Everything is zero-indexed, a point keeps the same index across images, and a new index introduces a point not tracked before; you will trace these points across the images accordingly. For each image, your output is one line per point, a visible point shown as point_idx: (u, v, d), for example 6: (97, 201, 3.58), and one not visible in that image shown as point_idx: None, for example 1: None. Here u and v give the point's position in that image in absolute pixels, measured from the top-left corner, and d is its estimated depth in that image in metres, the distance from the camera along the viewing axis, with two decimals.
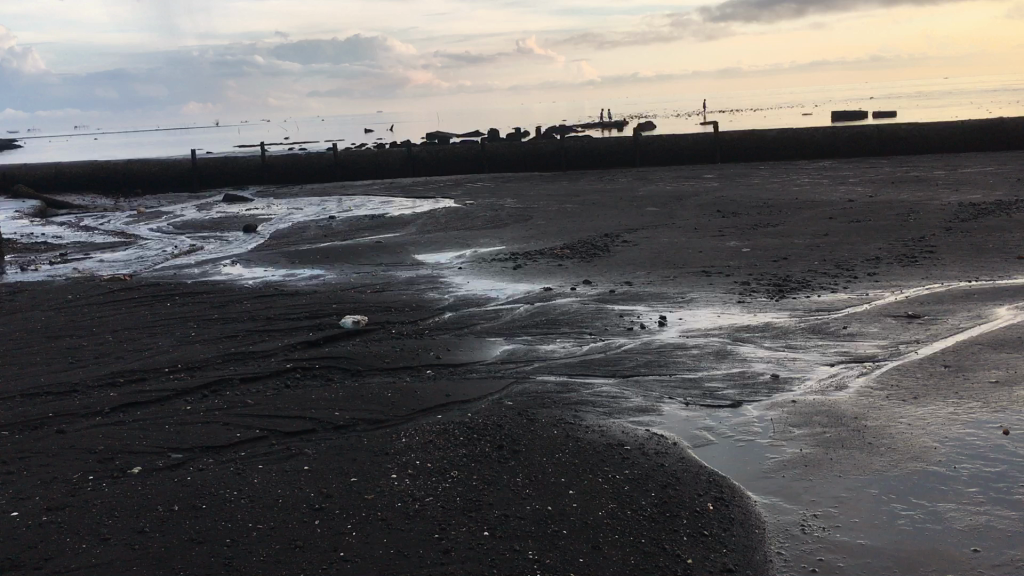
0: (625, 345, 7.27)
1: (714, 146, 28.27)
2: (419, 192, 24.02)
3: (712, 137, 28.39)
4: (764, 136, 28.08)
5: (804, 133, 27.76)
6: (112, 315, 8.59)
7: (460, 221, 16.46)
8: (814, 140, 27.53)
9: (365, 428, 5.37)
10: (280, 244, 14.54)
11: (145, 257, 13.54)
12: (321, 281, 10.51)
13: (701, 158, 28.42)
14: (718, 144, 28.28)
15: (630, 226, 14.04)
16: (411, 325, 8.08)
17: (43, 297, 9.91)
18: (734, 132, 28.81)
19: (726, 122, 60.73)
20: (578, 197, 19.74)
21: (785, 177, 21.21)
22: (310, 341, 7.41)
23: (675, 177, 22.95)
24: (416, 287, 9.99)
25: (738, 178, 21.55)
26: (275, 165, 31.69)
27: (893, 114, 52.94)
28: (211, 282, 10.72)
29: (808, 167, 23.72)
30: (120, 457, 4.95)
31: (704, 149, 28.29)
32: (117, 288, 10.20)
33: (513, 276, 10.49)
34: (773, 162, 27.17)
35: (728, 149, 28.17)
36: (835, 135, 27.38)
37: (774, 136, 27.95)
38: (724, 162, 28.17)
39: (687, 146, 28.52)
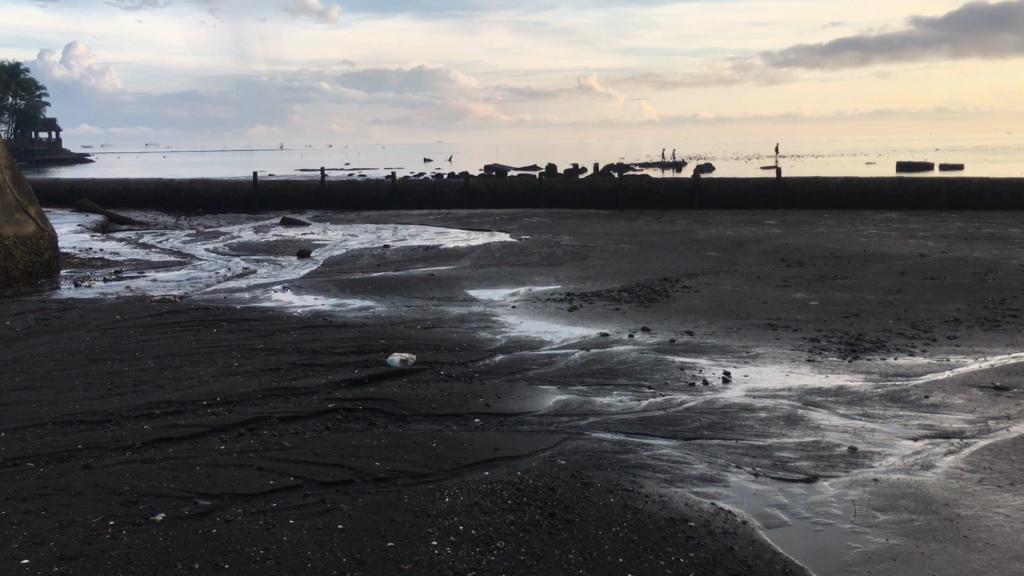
0: (686, 403, 6.80)
1: (778, 191, 27.64)
2: (475, 224, 23.81)
3: (776, 182, 27.77)
4: (829, 184, 27.39)
5: (872, 183, 27.02)
6: (156, 339, 8.37)
7: (515, 257, 16.14)
8: (881, 190, 26.79)
9: (406, 482, 4.99)
10: (332, 271, 14.34)
11: (198, 278, 13.42)
12: (371, 313, 10.22)
13: (763, 203, 27.81)
14: (782, 190, 27.65)
15: (690, 271, 13.58)
16: (461, 367, 7.70)
17: (92, 315, 9.77)
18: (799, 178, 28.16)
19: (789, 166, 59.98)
20: (636, 237, 19.31)
21: (852, 227, 20.56)
22: (355, 379, 7.07)
23: (736, 221, 22.43)
24: (467, 326, 9.63)
25: (803, 226, 20.95)
26: (333, 191, 31.79)
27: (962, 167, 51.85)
28: (260, 308, 10.49)
29: (875, 218, 23.03)
30: (145, 501, 4.63)
31: (767, 194, 27.68)
32: (165, 310, 10.02)
33: (568, 318, 10.09)
34: (839, 211, 26.45)
35: (791, 195, 27.53)
36: (904, 186, 26.58)
37: (841, 184, 27.25)
38: (787, 208, 27.52)
39: (750, 190, 27.95)
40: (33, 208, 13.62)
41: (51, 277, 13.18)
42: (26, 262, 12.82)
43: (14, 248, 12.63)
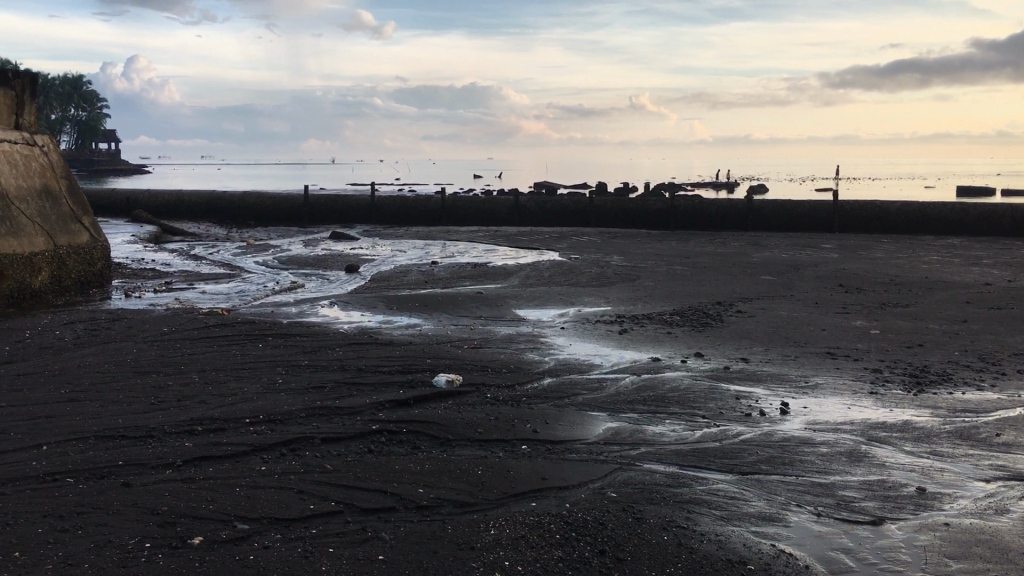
0: (742, 434, 6.51)
1: (834, 215, 27.09)
2: (524, 242, 23.66)
3: (831, 205, 27.24)
4: (887, 208, 26.78)
5: (932, 208, 26.35)
6: (201, 353, 8.30)
7: (564, 277, 15.94)
8: (941, 215, 26.11)
9: (450, 511, 4.80)
10: (380, 287, 14.27)
11: (246, 291, 13.43)
12: (418, 331, 10.08)
13: (818, 226, 27.27)
14: (838, 213, 27.09)
15: (744, 295, 13.26)
16: (508, 390, 7.50)
17: (141, 327, 9.77)
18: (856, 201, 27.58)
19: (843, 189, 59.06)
20: (688, 259, 19.00)
21: (911, 252, 20.02)
22: (400, 400, 6.91)
23: (790, 245, 21.99)
24: (515, 346, 9.45)
25: (860, 251, 20.45)
26: (383, 206, 31.90)
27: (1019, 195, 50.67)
28: (307, 324, 10.42)
29: (935, 243, 22.42)
30: (183, 523, 4.50)
31: (822, 217, 27.15)
32: (212, 324, 9.99)
33: (619, 341, 9.86)
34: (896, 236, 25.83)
35: (847, 218, 26.95)
36: (965, 212, 25.88)
37: (899, 209, 26.63)
38: (843, 231, 26.95)
39: (804, 212, 27.44)
40: (87, 218, 13.75)
41: (102, 287, 13.28)
42: (78, 271, 12.93)
43: (67, 257, 12.74)
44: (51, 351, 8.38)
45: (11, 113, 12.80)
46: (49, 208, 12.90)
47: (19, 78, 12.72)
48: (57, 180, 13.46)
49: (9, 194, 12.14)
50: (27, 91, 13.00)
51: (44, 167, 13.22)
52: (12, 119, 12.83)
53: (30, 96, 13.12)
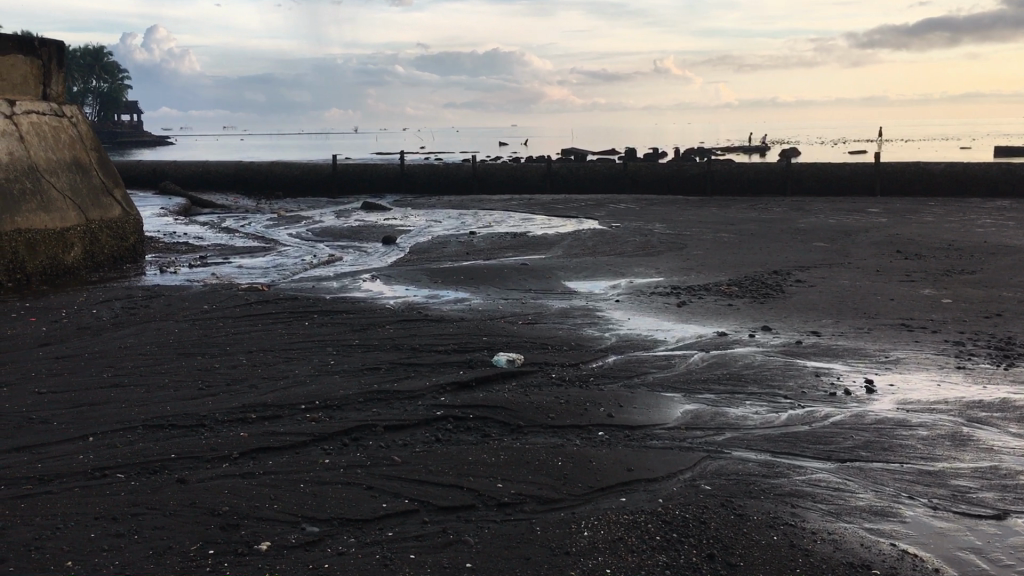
0: (832, 417, 6.04)
1: (876, 178, 26.33)
2: (560, 211, 23.18)
3: (873, 168, 26.48)
4: (932, 170, 25.98)
5: (979, 169, 25.52)
6: (246, 333, 7.92)
7: (608, 247, 15.45)
8: (989, 176, 25.29)
9: (534, 509, 4.38)
10: (421, 259, 13.85)
11: (283, 265, 13.07)
12: (468, 306, 9.67)
13: (860, 189, 26.54)
14: (880, 176, 26.35)
15: (800, 263, 12.73)
16: (573, 370, 7.08)
17: (180, 304, 9.41)
18: (898, 164, 26.79)
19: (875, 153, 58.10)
20: (732, 226, 18.44)
21: (962, 216, 19.33)
22: (462, 383, 6.50)
23: (835, 209, 21.34)
24: (572, 322, 9.01)
25: (908, 214, 19.79)
26: (413, 175, 31.44)
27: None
28: (352, 300, 10.03)
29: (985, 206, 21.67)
30: (246, 525, 4.11)
31: (864, 180, 26.40)
32: (254, 300, 9.62)
33: (678, 316, 9.40)
34: (942, 198, 25.06)
35: (890, 181, 26.20)
36: (1014, 172, 25.04)
37: (945, 170, 25.82)
38: (886, 195, 26.21)
39: (845, 176, 26.70)
40: (119, 191, 13.36)
41: (136, 262, 12.96)
42: (111, 246, 12.60)
43: (99, 232, 12.40)
44: (90, 331, 8.04)
45: (38, 83, 12.37)
46: (80, 181, 12.53)
47: (46, 47, 12.26)
48: (87, 152, 13.06)
49: (38, 167, 11.78)
50: (54, 60, 12.53)
51: (73, 138, 12.83)
52: (40, 90, 12.40)
53: (58, 65, 12.67)
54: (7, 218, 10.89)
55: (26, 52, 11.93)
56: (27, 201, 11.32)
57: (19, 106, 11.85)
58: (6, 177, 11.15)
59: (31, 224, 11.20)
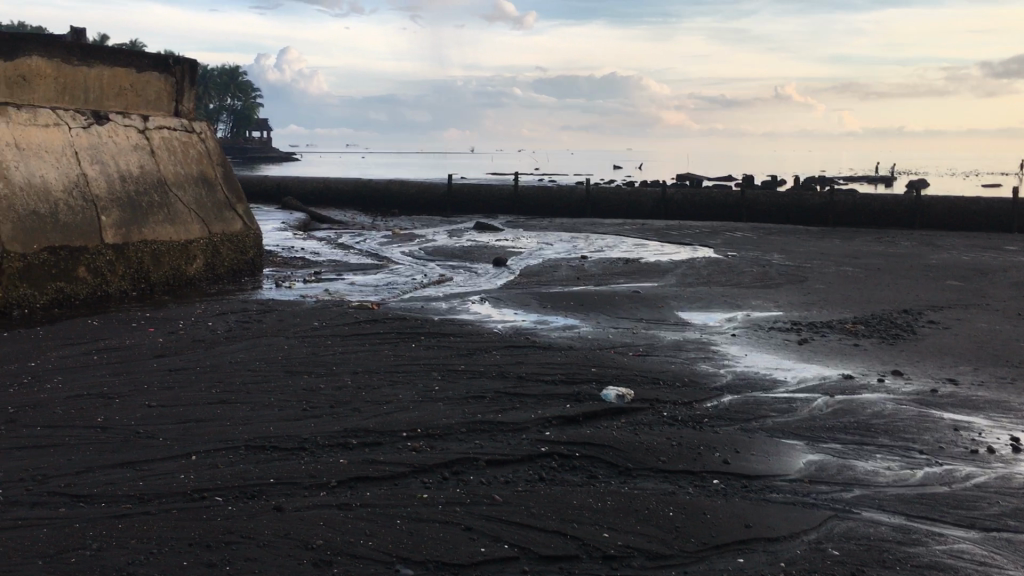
0: (974, 477, 5.50)
1: (1014, 214, 24.86)
2: (675, 237, 22.67)
3: (1011, 204, 25.01)
4: None
5: None
6: (353, 353, 7.84)
7: (724, 277, 14.95)
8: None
9: (643, 565, 4.06)
10: (531, 282, 13.66)
11: (395, 283, 13.08)
12: (577, 334, 9.39)
13: (995, 226, 25.11)
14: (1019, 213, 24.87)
15: (931, 303, 11.97)
16: (685, 408, 6.70)
17: (291, 320, 9.45)
18: None
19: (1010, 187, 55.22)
20: (857, 259, 17.61)
21: None
22: (569, 417, 6.21)
23: (969, 246, 20.18)
24: (685, 356, 8.63)
25: None
26: (527, 197, 31.41)
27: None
28: (460, 322, 9.90)
29: None
30: (340, 563, 3.93)
31: (1000, 216, 24.97)
32: (363, 319, 9.58)
33: (799, 355, 8.90)
34: None
35: None
36: None
37: None
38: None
39: (980, 211, 25.31)
40: (242, 206, 13.62)
41: (253, 276, 13.18)
42: (231, 259, 12.85)
43: (221, 245, 12.67)
44: (203, 344, 8.11)
45: (171, 99, 12.76)
46: (205, 195, 12.84)
47: (180, 65, 12.64)
48: (214, 167, 13.39)
49: (166, 181, 12.13)
50: (188, 77, 12.90)
51: (201, 153, 13.18)
52: (172, 106, 12.79)
53: (191, 82, 13.04)
54: (134, 230, 11.23)
55: (161, 70, 12.32)
56: (154, 213, 11.66)
57: (151, 121, 12.24)
58: (135, 189, 11.52)
59: (156, 236, 11.52)
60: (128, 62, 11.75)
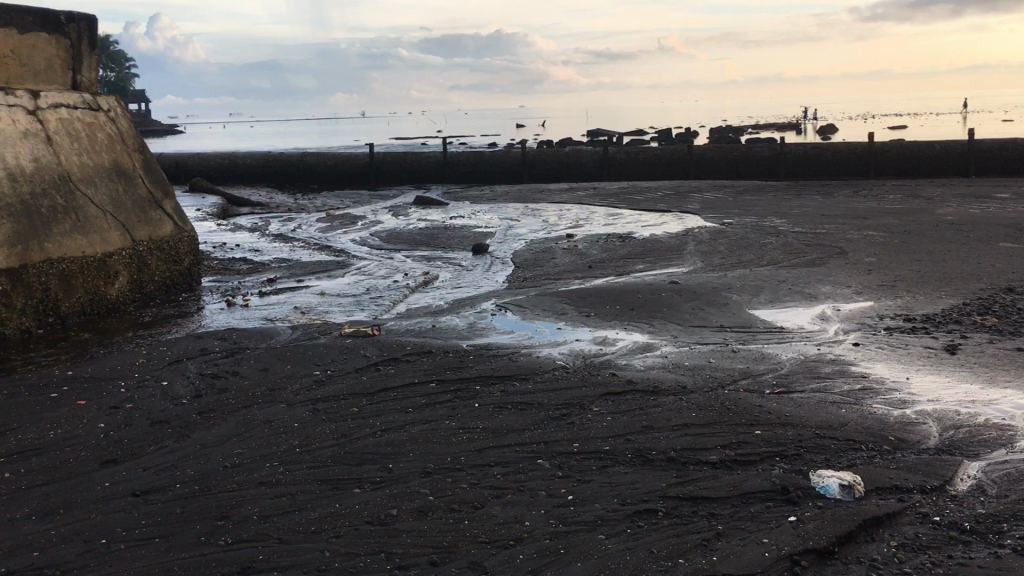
0: None
1: (968, 154, 24.06)
2: (643, 204, 20.48)
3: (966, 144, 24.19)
4: None
5: None
6: (404, 435, 5.33)
7: (746, 252, 12.87)
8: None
9: None
10: (538, 277, 11.25)
11: (376, 290, 10.49)
12: (665, 362, 7.08)
13: (953, 171, 24.17)
14: (975, 154, 23.93)
15: (1016, 277, 10.17)
16: (950, 500, 4.42)
17: (280, 369, 6.83)
18: (993, 140, 24.37)
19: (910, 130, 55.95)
20: (868, 221, 15.78)
21: None
22: (820, 551, 3.90)
23: (954, 200, 18.83)
24: (836, 386, 6.40)
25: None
26: (459, 163, 28.74)
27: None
28: (501, 351, 7.47)
29: None
30: None
31: (957, 159, 24.10)
32: (378, 360, 7.02)
33: (965, 367, 6.78)
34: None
35: (987, 159, 23.81)
36: None
37: None
38: (981, 174, 23.83)
39: (935, 155, 24.37)
40: (169, 201, 10.74)
41: (192, 291, 10.42)
42: (161, 272, 10.05)
43: (148, 256, 9.85)
44: (172, 433, 5.48)
45: (67, 69, 9.72)
46: (123, 191, 9.92)
47: (74, 23, 9.60)
48: (130, 154, 10.42)
49: (70, 176, 9.18)
50: (86, 38, 9.84)
51: (113, 137, 10.19)
52: (68, 77, 9.75)
53: (90, 46, 10.00)
54: (34, 246, 8.30)
55: (49, 30, 9.28)
56: (60, 221, 8.74)
57: (44, 99, 9.22)
58: (29, 192, 8.57)
59: (65, 250, 8.62)
60: (4, 19, 8.71)
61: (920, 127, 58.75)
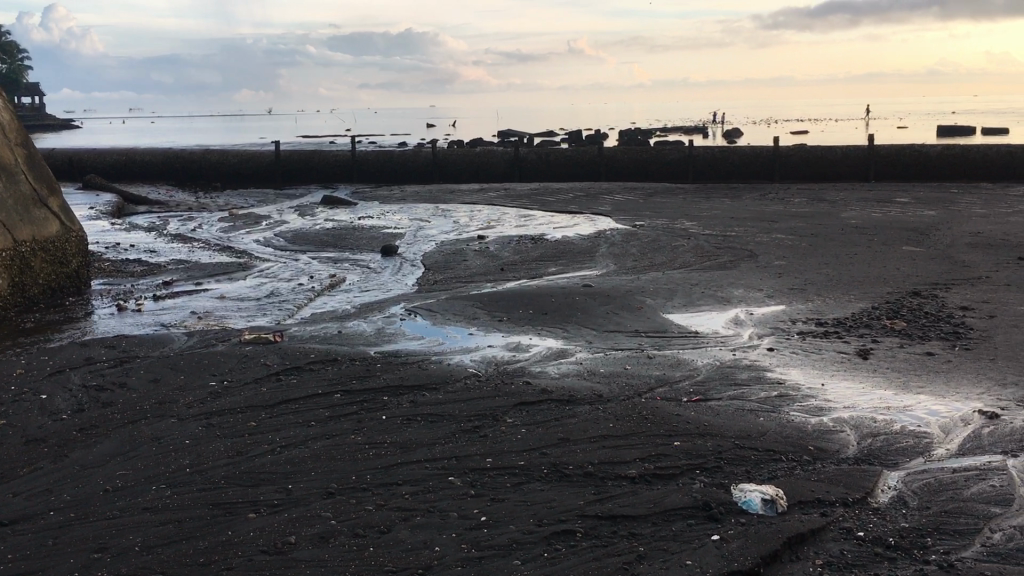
0: None
1: (867, 160, 24.72)
2: (555, 205, 20.37)
3: (866, 150, 24.85)
4: (926, 154, 24.36)
5: (976, 151, 23.97)
6: (305, 452, 4.97)
7: (658, 255, 12.82)
8: (986, 159, 23.74)
9: None
10: (450, 280, 10.95)
11: (280, 293, 10.03)
12: (581, 369, 6.87)
13: (853, 175, 24.80)
14: (874, 159, 24.59)
15: (920, 281, 10.34)
16: (873, 514, 4.30)
17: (173, 380, 6.37)
18: (891, 146, 25.10)
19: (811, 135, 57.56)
20: (775, 224, 15.97)
21: (1001, 211, 17.52)
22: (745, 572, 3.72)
23: (856, 204, 19.26)
24: (753, 392, 6.30)
25: (947, 210, 17.86)
26: (368, 162, 28.19)
27: (983, 134, 49.99)
28: (410, 358, 7.15)
29: (1006, 198, 20.00)
30: None
31: (857, 164, 24.74)
32: (280, 369, 6.62)
33: (877, 372, 6.77)
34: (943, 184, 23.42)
35: (885, 165, 24.50)
36: (1011, 155, 23.59)
37: (939, 153, 24.23)
38: (879, 180, 24.51)
39: (836, 160, 24.97)
40: (56, 199, 10.07)
41: (80, 295, 9.78)
42: (45, 274, 9.39)
43: (30, 257, 9.19)
44: (48, 453, 5.00)
45: None
46: (4, 188, 9.23)
47: None
48: (12, 148, 9.72)
49: None
50: None
51: None
52: None
53: None
54: None
55: None
56: None
57: None
58: None
59: None
60: None
61: (820, 133, 60.49)
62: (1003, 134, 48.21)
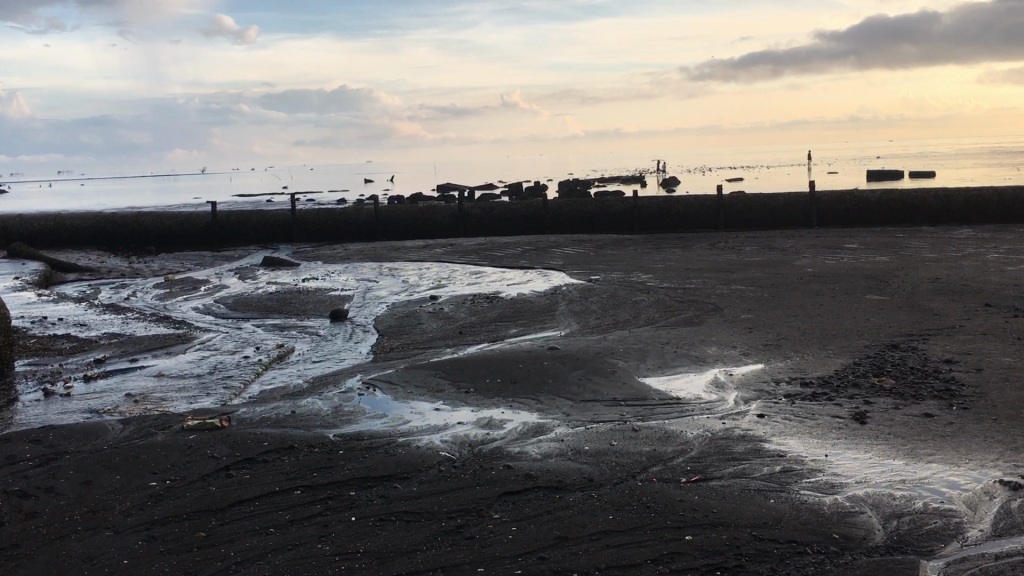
0: None
1: (811, 206, 24.80)
2: (504, 260, 19.89)
3: (808, 197, 24.96)
4: (867, 200, 24.55)
5: (915, 195, 24.24)
6: (265, 569, 4.29)
7: (620, 312, 12.37)
8: (926, 204, 23.99)
9: None
10: (406, 346, 10.31)
11: (224, 368, 9.28)
12: (563, 447, 6.27)
13: (798, 221, 24.84)
14: (817, 205, 24.71)
15: (893, 332, 10.02)
16: None
17: (109, 481, 5.61)
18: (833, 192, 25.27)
19: (745, 182, 58.41)
20: (731, 275, 15.69)
21: (949, 256, 17.53)
22: None
23: (806, 251, 19.15)
24: (754, 468, 5.78)
25: (896, 255, 17.82)
26: (308, 221, 27.44)
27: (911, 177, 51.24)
28: (374, 441, 6.48)
29: (949, 241, 20.12)
30: None
31: (800, 211, 24.80)
32: (230, 462, 5.91)
33: (880, 439, 6.31)
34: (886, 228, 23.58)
35: (828, 211, 24.61)
36: (948, 199, 23.90)
37: (879, 198, 24.45)
38: (823, 226, 24.59)
39: (780, 207, 25.00)
40: None
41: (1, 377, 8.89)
42: None
43: None
44: None
45: None
46: None
47: None
48: None
49: None
50: None
51: None
52: None
53: None
54: None
55: None
56: None
57: None
58: None
59: None
60: None
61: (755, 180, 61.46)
62: (930, 177, 49.47)
